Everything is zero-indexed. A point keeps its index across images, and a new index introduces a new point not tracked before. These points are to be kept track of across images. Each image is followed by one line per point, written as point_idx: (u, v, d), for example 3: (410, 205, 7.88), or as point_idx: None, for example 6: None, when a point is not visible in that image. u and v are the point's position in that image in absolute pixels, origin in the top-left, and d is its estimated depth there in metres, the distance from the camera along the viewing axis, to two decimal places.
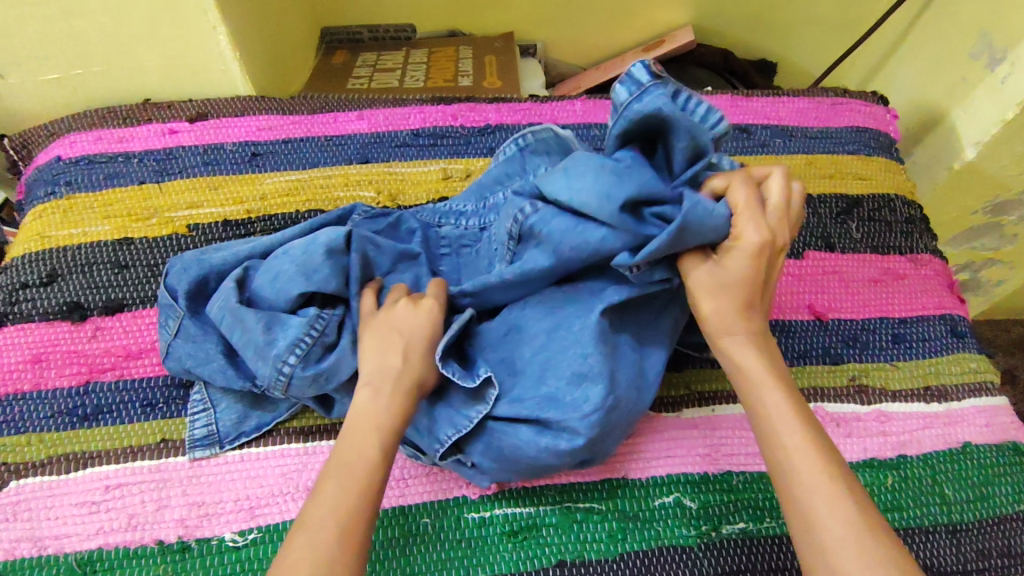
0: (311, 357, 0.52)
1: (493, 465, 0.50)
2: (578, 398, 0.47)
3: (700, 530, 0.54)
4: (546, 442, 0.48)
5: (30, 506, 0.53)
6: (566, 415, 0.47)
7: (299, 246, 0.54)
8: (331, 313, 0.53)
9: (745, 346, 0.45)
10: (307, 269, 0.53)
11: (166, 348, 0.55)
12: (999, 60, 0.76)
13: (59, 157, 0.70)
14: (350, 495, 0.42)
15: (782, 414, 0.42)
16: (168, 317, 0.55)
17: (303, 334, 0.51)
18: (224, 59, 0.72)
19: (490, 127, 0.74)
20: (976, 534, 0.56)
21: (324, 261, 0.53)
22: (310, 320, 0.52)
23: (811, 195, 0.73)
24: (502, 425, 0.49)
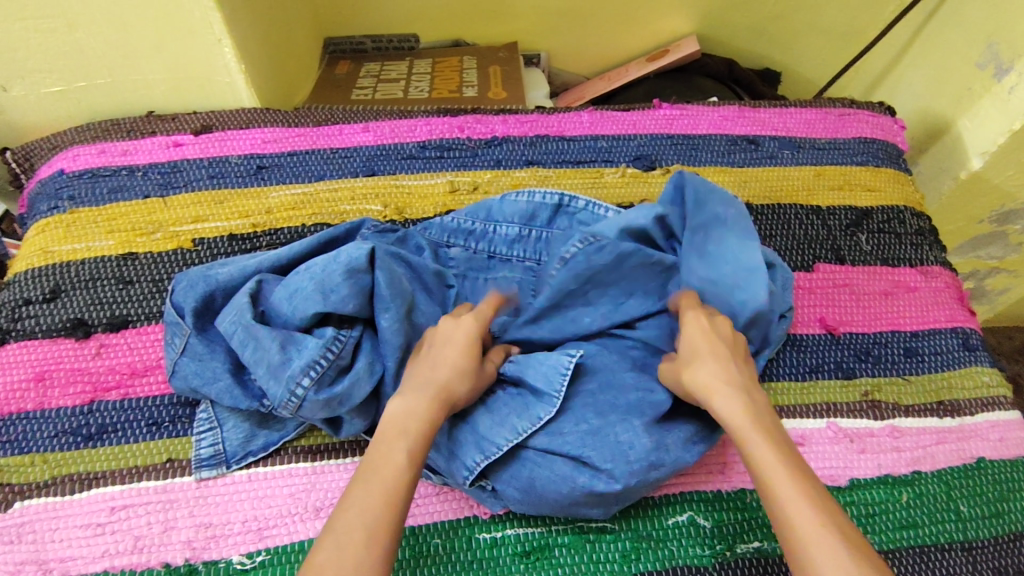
0: (326, 380, 0.51)
1: (517, 496, 0.51)
2: (625, 445, 0.50)
3: (715, 549, 0.53)
4: (582, 480, 0.49)
5: (35, 527, 0.52)
6: (608, 459, 0.50)
7: (320, 263, 0.54)
8: (348, 333, 0.53)
9: (728, 393, 0.47)
10: (326, 289, 0.52)
11: (172, 367, 0.53)
12: (1006, 70, 0.75)
13: (63, 171, 0.69)
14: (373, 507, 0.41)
15: (766, 455, 0.44)
16: (174, 335, 0.54)
17: (322, 355, 0.51)
18: (229, 72, 0.72)
19: (496, 139, 0.74)
20: (992, 551, 0.55)
21: (343, 279, 0.53)
22: (328, 342, 0.52)
23: (820, 207, 0.72)
24: (536, 462, 0.51)
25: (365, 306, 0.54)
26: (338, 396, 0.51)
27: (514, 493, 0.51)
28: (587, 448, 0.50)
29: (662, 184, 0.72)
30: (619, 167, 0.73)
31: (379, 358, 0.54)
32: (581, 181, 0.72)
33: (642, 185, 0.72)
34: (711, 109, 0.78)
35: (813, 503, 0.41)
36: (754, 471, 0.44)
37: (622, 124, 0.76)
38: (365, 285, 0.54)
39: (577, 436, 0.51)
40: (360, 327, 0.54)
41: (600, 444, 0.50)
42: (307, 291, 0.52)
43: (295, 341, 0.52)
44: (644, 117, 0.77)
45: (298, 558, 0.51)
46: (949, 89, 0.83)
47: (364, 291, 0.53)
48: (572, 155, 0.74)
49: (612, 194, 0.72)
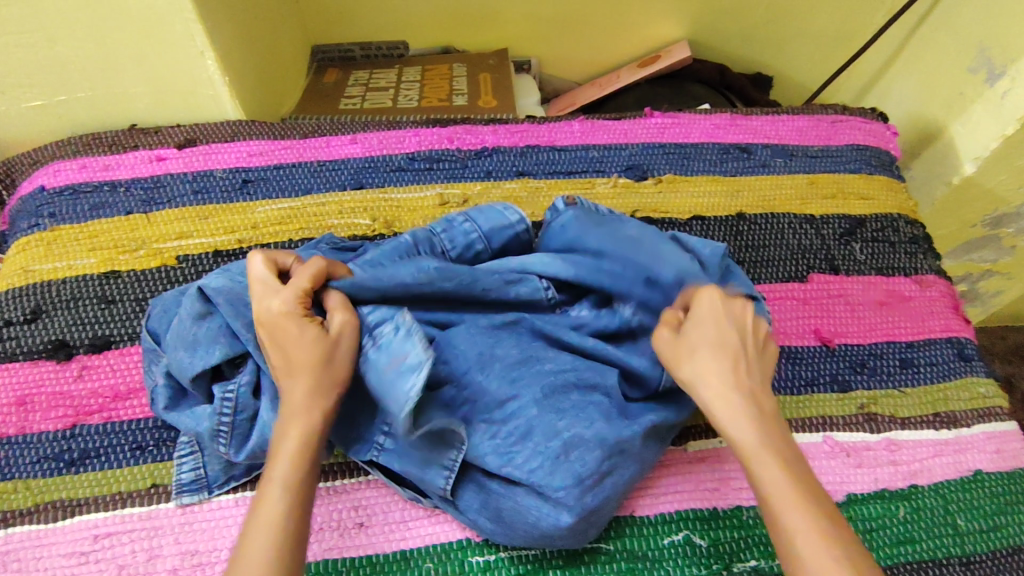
0: (238, 433, 0.50)
1: (491, 525, 0.50)
2: (568, 472, 0.47)
3: (711, 569, 0.52)
4: (542, 508, 0.48)
5: (17, 556, 0.51)
6: (560, 482, 0.47)
7: (178, 322, 0.51)
8: (236, 381, 0.50)
9: (737, 409, 0.45)
10: (188, 346, 0.50)
11: (152, 392, 0.53)
12: (998, 75, 0.74)
13: (43, 187, 0.68)
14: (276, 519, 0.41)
15: (777, 482, 0.42)
16: (152, 362, 0.54)
17: (220, 412, 0.50)
18: (213, 84, 0.70)
19: (486, 150, 0.73)
20: (990, 565, 0.55)
21: (194, 335, 0.50)
22: (218, 401, 0.50)
23: (814, 216, 0.72)
24: (503, 490, 0.49)
25: (236, 341, 0.50)
26: (254, 446, 0.49)
27: (488, 523, 0.50)
28: (537, 475, 0.48)
29: (654, 195, 0.72)
30: (611, 177, 0.72)
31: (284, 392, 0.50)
32: (572, 192, 0.71)
33: (634, 196, 0.71)
34: (703, 117, 0.78)
35: (824, 535, 0.40)
36: (759, 489, 0.43)
37: (613, 133, 0.76)
38: (222, 325, 0.50)
39: (526, 457, 0.48)
40: (252, 365, 0.50)
41: (554, 466, 0.47)
42: (174, 356, 0.50)
43: (194, 411, 0.51)
44: (635, 126, 0.76)
45: None
46: (941, 94, 0.83)
47: (223, 331, 0.50)
48: (564, 165, 0.73)
49: (604, 205, 0.71)
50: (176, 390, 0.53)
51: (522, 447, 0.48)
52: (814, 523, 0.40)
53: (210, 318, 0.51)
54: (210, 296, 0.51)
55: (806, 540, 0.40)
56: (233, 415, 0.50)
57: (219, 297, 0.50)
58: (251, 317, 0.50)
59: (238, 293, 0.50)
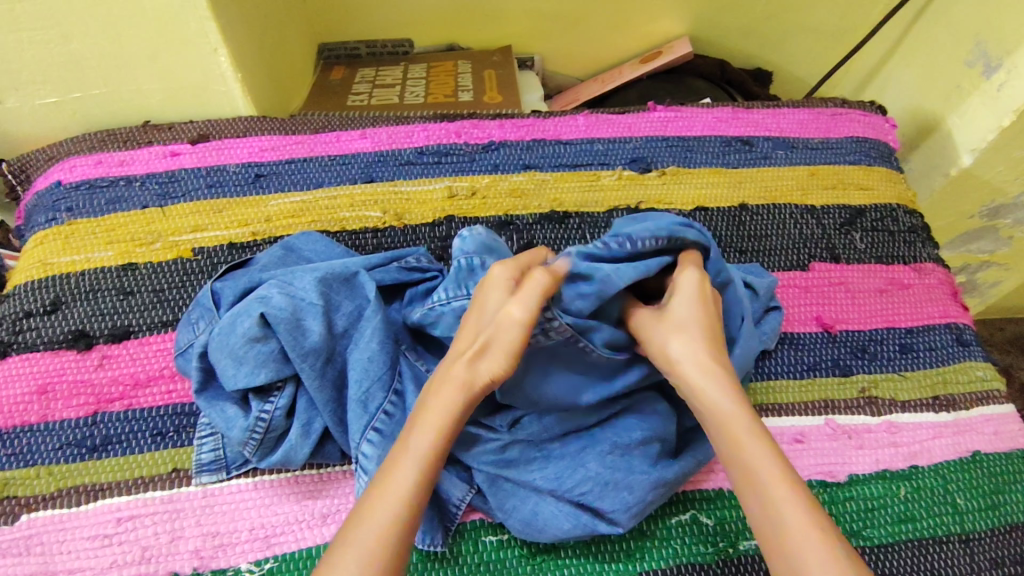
0: (267, 445, 0.52)
1: (522, 526, 0.52)
2: (622, 489, 0.51)
3: (718, 547, 0.54)
4: (585, 520, 0.51)
5: (43, 540, 0.52)
6: (611, 506, 0.51)
7: (228, 325, 0.52)
8: (275, 404, 0.52)
9: (716, 382, 0.47)
10: (235, 361, 0.51)
11: (184, 346, 0.56)
12: (994, 67, 0.76)
13: (60, 182, 0.69)
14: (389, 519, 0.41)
15: (762, 467, 0.43)
16: (200, 317, 0.56)
17: (252, 429, 0.51)
18: (226, 80, 0.72)
19: (493, 144, 0.75)
20: (988, 543, 0.56)
21: (249, 351, 0.51)
22: (253, 419, 0.51)
23: (814, 206, 0.73)
24: (540, 496, 0.52)
25: (283, 367, 0.52)
26: (277, 463, 0.52)
27: (518, 522, 0.52)
28: (588, 495, 0.51)
29: (658, 186, 0.73)
30: (615, 170, 0.74)
31: (314, 417, 0.53)
32: (578, 184, 0.73)
33: (639, 188, 0.73)
34: (705, 110, 0.79)
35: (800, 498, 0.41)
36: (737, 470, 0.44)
37: (617, 127, 0.77)
38: (273, 351, 0.51)
39: (580, 481, 0.51)
40: (290, 389, 0.52)
41: (605, 492, 0.51)
42: (218, 365, 0.51)
43: (226, 412, 0.52)
44: (639, 119, 0.78)
45: (305, 564, 0.51)
46: (939, 87, 0.84)
47: (275, 357, 0.51)
48: (569, 158, 0.75)
49: (609, 196, 0.72)
50: (207, 374, 0.53)
51: (573, 471, 0.52)
52: (792, 489, 0.42)
53: (264, 342, 0.51)
54: (272, 322, 0.51)
55: (784, 509, 0.41)
56: (264, 433, 0.52)
57: (281, 325, 0.51)
58: (305, 348, 0.52)
59: (298, 326, 0.52)
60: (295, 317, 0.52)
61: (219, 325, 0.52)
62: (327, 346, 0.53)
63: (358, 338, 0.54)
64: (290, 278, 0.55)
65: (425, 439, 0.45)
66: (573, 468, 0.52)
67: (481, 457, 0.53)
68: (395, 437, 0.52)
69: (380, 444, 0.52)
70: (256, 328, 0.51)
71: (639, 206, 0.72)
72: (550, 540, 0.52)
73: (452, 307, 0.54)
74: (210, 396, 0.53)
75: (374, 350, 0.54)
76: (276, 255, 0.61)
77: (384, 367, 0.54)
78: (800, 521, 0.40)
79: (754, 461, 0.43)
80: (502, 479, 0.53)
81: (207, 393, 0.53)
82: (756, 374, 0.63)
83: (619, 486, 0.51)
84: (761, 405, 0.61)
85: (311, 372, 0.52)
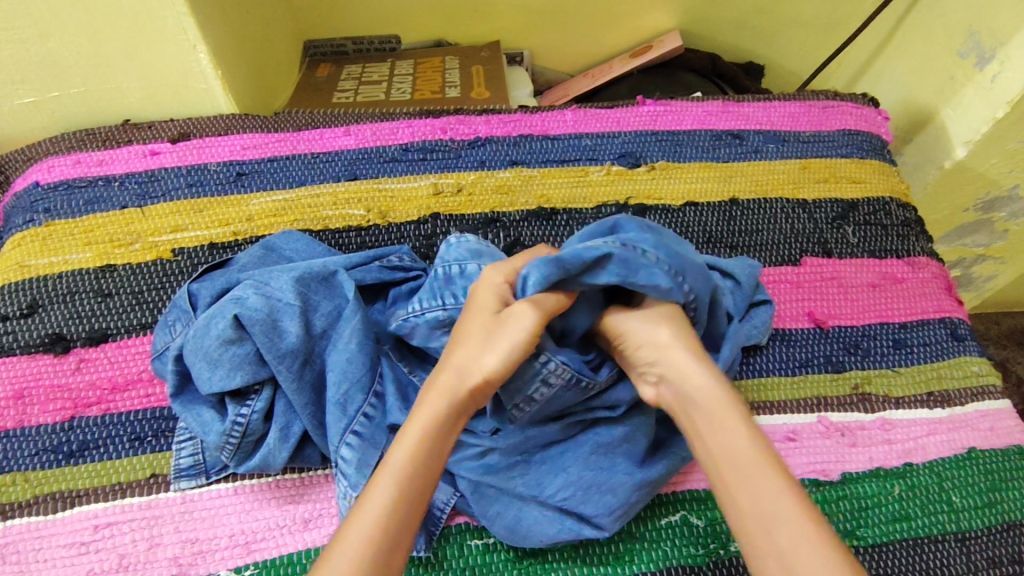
0: (244, 450, 0.51)
1: (505, 534, 0.51)
2: (605, 492, 0.50)
3: (709, 549, 0.53)
4: (569, 525, 0.50)
5: (18, 548, 0.51)
6: (594, 510, 0.50)
7: (202, 327, 0.51)
8: (251, 407, 0.51)
9: (690, 363, 0.48)
10: (209, 364, 0.50)
11: (161, 349, 0.54)
12: (987, 58, 0.74)
13: (38, 183, 0.68)
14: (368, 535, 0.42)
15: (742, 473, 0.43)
16: (177, 319, 0.55)
17: (228, 434, 0.50)
18: (206, 78, 0.70)
19: (479, 140, 0.73)
20: (985, 541, 0.55)
21: (223, 354, 0.50)
22: (229, 423, 0.50)
23: (806, 200, 0.72)
24: (523, 502, 0.51)
25: (260, 369, 0.50)
26: (255, 468, 0.50)
27: (502, 530, 0.51)
28: (571, 501, 0.51)
29: (647, 181, 0.72)
30: (604, 165, 0.73)
31: (293, 420, 0.52)
32: (566, 180, 0.72)
33: (627, 183, 0.72)
34: (695, 104, 0.78)
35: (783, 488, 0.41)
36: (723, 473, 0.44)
37: (606, 122, 0.76)
38: (248, 353, 0.50)
39: (562, 486, 0.51)
40: (267, 392, 0.51)
41: (588, 496, 0.51)
42: (193, 369, 0.50)
43: (201, 416, 0.51)
44: (628, 114, 0.77)
45: (287, 571, 0.50)
46: (931, 79, 0.83)
47: (251, 359, 0.50)
48: (557, 154, 0.73)
49: (597, 192, 0.71)
50: (182, 378, 0.52)
51: (555, 476, 0.51)
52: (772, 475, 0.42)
53: (239, 345, 0.50)
54: (246, 324, 0.50)
55: (769, 503, 0.41)
56: (241, 438, 0.51)
57: (255, 326, 0.50)
58: (281, 350, 0.50)
59: (273, 327, 0.51)
60: (271, 318, 0.51)
61: (193, 326, 0.51)
62: (303, 346, 0.52)
63: (337, 340, 0.53)
64: (266, 278, 0.54)
65: (403, 455, 0.45)
66: (555, 472, 0.52)
67: (463, 464, 0.52)
68: (373, 440, 0.51)
69: (358, 448, 0.51)
70: (230, 330, 0.50)
71: (628, 202, 0.71)
72: (536, 546, 0.51)
73: (424, 318, 0.54)
74: (186, 399, 0.52)
75: (353, 350, 0.52)
76: (255, 255, 0.60)
77: (363, 368, 0.53)
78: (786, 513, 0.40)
79: (734, 451, 0.43)
80: (485, 487, 0.52)
81: (182, 397, 0.52)
82: (746, 372, 0.62)
83: (602, 490, 0.51)
84: (753, 404, 0.60)
85: (289, 374, 0.51)
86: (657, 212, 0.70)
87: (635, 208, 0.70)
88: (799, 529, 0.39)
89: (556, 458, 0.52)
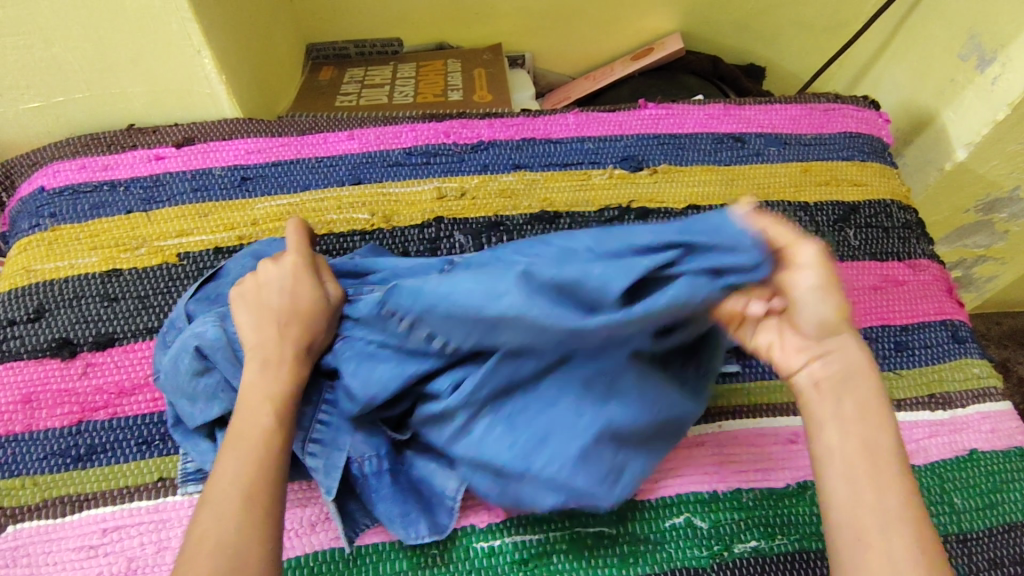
0: None
1: (512, 515, 0.52)
2: (599, 486, 0.48)
3: (713, 551, 0.53)
4: (574, 515, 0.50)
5: (28, 551, 0.51)
6: (591, 502, 0.48)
7: (170, 363, 0.51)
8: None
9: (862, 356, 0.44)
10: (188, 398, 0.51)
11: (161, 372, 0.56)
12: (988, 60, 0.75)
13: (43, 187, 0.69)
14: (247, 493, 0.43)
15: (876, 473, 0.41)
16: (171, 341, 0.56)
17: (216, 461, 0.51)
18: (210, 82, 0.71)
19: (483, 143, 0.74)
20: (987, 542, 0.55)
21: (196, 387, 0.50)
22: (219, 451, 0.51)
23: (808, 203, 0.73)
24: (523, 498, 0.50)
25: (234, 397, 0.50)
26: None
27: (509, 514, 0.52)
28: (568, 496, 0.48)
29: (650, 185, 0.72)
30: (606, 168, 0.73)
31: None
32: (569, 183, 0.72)
33: (630, 186, 0.72)
34: (696, 107, 0.78)
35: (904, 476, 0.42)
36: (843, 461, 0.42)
37: (608, 125, 0.76)
38: (218, 381, 0.51)
39: (555, 485, 0.48)
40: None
41: (582, 491, 0.48)
42: (177, 405, 0.51)
43: (199, 445, 0.52)
44: (630, 117, 0.77)
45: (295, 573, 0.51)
46: (932, 81, 0.83)
47: (223, 386, 0.51)
48: (560, 157, 0.74)
49: (600, 196, 0.72)
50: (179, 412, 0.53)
51: (548, 474, 0.48)
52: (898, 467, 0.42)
53: (207, 375, 0.51)
54: (205, 353, 0.50)
55: (891, 498, 0.41)
56: None
57: (215, 354, 0.50)
58: (247, 375, 0.50)
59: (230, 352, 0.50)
60: (229, 346, 0.50)
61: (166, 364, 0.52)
62: None
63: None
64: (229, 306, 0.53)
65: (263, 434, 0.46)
66: None
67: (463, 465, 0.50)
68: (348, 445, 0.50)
69: (326, 456, 0.50)
70: (194, 361, 0.50)
71: (631, 205, 0.71)
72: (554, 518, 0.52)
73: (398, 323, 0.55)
74: (189, 432, 0.53)
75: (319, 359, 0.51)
76: (245, 265, 0.59)
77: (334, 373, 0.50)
78: (908, 516, 0.40)
79: (871, 444, 0.42)
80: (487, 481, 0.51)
81: (181, 428, 0.53)
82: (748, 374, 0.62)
83: (595, 485, 0.48)
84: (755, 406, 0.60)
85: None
86: (660, 215, 0.71)
87: (637, 211, 0.71)
88: (910, 528, 0.40)
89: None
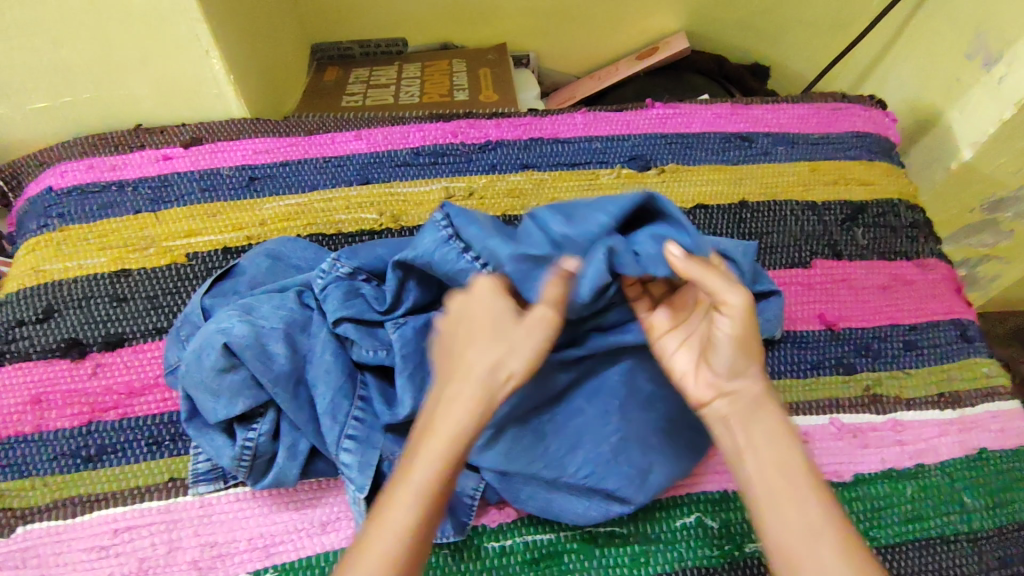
0: (258, 470, 0.52)
1: (533, 509, 0.52)
2: (625, 466, 0.50)
3: (723, 550, 0.53)
4: (595, 504, 0.51)
5: (39, 552, 0.51)
6: (616, 484, 0.50)
7: (195, 357, 0.50)
8: (257, 430, 0.51)
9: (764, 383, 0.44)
10: (211, 393, 0.50)
11: (173, 365, 0.55)
12: (994, 60, 0.75)
13: (51, 188, 0.68)
14: (413, 516, 0.39)
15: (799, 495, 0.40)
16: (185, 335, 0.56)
17: (240, 457, 0.51)
18: (218, 82, 0.71)
19: (490, 143, 0.74)
20: (997, 542, 0.55)
21: (223, 383, 0.50)
22: (239, 447, 0.51)
23: (815, 202, 0.72)
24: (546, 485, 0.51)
25: (260, 394, 0.51)
26: (270, 485, 0.51)
27: (533, 509, 0.52)
28: (593, 477, 0.50)
29: (657, 185, 0.72)
30: (614, 168, 0.73)
31: (298, 438, 0.52)
32: (576, 183, 0.72)
33: (637, 186, 0.72)
34: (704, 107, 0.78)
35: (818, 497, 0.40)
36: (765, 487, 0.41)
37: (616, 125, 0.76)
38: (245, 379, 0.50)
39: (582, 465, 0.50)
40: (271, 414, 0.52)
41: (609, 470, 0.50)
42: (197, 400, 0.50)
43: (215, 441, 0.52)
44: (637, 117, 0.77)
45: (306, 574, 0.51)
46: (938, 80, 0.83)
47: (249, 384, 0.51)
48: (568, 157, 0.74)
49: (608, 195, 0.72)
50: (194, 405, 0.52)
51: (573, 453, 0.50)
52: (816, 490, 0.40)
53: (235, 372, 0.50)
54: (236, 350, 0.49)
55: (815, 524, 0.39)
56: (253, 460, 0.51)
57: (246, 352, 0.50)
58: (276, 373, 0.50)
59: (259, 350, 0.50)
60: (258, 343, 0.50)
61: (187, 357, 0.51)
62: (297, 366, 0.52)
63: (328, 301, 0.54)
64: (251, 304, 0.53)
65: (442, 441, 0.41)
66: (573, 450, 0.50)
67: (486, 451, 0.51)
68: (372, 442, 0.51)
69: (359, 452, 0.51)
70: (223, 358, 0.49)
71: None
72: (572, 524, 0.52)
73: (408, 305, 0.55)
74: (202, 426, 0.52)
75: (332, 361, 0.52)
76: (262, 265, 0.60)
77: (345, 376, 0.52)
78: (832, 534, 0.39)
79: (788, 465, 0.41)
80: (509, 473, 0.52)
81: (195, 421, 0.52)
82: None
83: (620, 463, 0.50)
84: None
85: (285, 396, 0.51)
86: None
87: None
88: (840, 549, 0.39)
89: (571, 427, 0.51)
